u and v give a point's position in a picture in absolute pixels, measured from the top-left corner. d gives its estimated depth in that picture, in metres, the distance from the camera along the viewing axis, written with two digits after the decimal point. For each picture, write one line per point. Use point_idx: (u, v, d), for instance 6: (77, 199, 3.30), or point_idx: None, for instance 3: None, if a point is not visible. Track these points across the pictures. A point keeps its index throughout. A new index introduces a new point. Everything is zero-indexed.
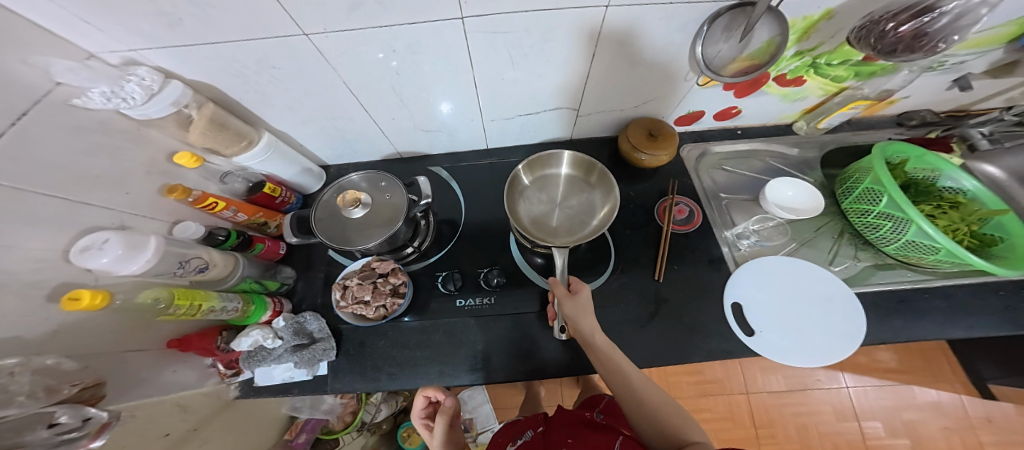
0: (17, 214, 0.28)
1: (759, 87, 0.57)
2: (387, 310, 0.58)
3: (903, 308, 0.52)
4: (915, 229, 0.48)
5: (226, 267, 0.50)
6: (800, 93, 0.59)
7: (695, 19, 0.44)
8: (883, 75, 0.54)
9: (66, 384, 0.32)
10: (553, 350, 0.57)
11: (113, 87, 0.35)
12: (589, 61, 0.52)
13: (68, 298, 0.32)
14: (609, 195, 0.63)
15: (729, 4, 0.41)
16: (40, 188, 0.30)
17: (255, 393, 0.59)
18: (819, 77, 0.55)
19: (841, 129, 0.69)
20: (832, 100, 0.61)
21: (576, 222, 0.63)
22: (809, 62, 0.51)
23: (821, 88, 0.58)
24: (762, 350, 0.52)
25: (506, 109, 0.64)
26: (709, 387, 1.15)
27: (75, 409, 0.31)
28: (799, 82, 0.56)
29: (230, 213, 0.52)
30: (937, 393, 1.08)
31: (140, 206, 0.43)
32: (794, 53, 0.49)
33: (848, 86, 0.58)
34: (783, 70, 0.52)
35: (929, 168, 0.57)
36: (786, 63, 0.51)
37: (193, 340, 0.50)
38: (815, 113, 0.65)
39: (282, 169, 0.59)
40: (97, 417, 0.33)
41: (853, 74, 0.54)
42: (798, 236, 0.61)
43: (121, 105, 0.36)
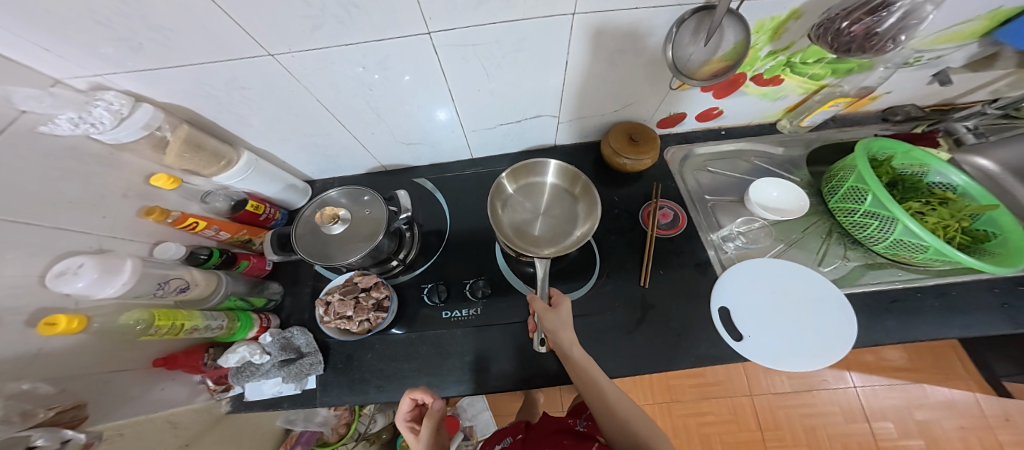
0: None
1: (738, 88, 0.56)
2: (372, 324, 0.58)
3: (897, 308, 0.51)
4: (902, 228, 0.46)
5: (208, 286, 0.51)
6: (780, 92, 0.58)
7: (661, 24, 0.44)
8: (860, 71, 0.53)
9: (43, 408, 0.33)
10: (539, 360, 0.56)
11: (80, 113, 0.36)
12: (561, 68, 0.52)
13: (45, 322, 0.32)
14: (593, 208, 0.62)
15: (694, 7, 0.41)
16: (15, 215, 0.31)
17: (246, 408, 0.60)
18: (796, 76, 0.54)
19: (826, 126, 0.68)
20: (812, 97, 0.60)
21: (559, 232, 0.63)
22: (784, 61, 0.50)
23: (800, 86, 0.57)
24: (751, 356, 0.51)
25: (484, 119, 0.64)
26: (712, 390, 1.13)
27: (53, 432, 0.32)
28: (777, 81, 0.55)
29: (212, 232, 0.53)
30: (950, 391, 1.04)
31: (117, 228, 0.43)
32: (768, 52, 0.48)
33: (826, 84, 0.56)
34: (758, 70, 0.52)
35: (917, 164, 0.56)
36: (760, 63, 0.50)
37: (179, 358, 0.51)
38: (797, 112, 0.64)
39: (264, 187, 0.60)
40: (76, 438, 0.34)
41: (830, 72, 0.53)
42: (785, 237, 0.60)
43: (90, 130, 0.37)
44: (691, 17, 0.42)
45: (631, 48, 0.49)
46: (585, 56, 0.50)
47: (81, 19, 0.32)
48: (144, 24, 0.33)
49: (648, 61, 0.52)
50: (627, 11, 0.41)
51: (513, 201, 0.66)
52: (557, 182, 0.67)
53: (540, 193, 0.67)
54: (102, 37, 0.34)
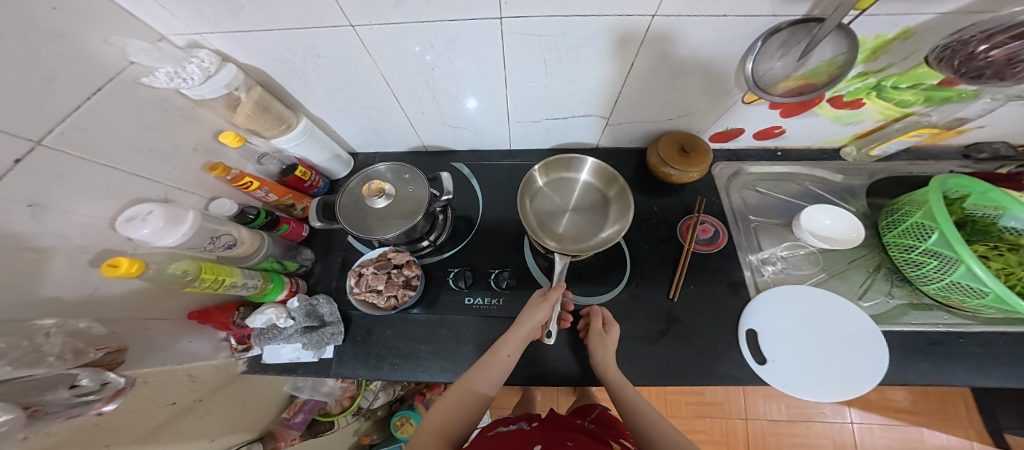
0: (58, 178, 0.29)
1: (812, 107, 0.55)
2: (398, 301, 0.58)
3: (932, 351, 0.51)
4: (964, 270, 0.46)
5: (252, 245, 0.51)
6: (855, 116, 0.58)
7: (748, 35, 0.43)
8: (958, 101, 0.52)
9: (93, 348, 0.33)
10: (562, 360, 0.56)
11: (177, 68, 0.38)
12: (626, 72, 0.52)
13: (108, 264, 0.33)
14: (623, 197, 0.62)
15: (791, 19, 0.40)
16: (89, 155, 0.32)
17: (261, 370, 0.60)
18: (882, 100, 0.53)
19: (898, 157, 0.67)
20: (891, 125, 0.59)
21: (589, 227, 0.62)
22: (873, 84, 0.50)
23: (881, 112, 0.56)
24: (772, 380, 0.51)
25: (539, 113, 0.63)
26: (709, 409, 1.14)
27: (97, 373, 0.32)
28: (857, 104, 0.54)
29: (263, 193, 0.52)
30: (948, 438, 1.05)
31: (184, 182, 0.44)
32: (857, 74, 0.48)
33: (913, 112, 0.56)
34: (840, 91, 0.51)
35: (991, 206, 0.54)
36: (845, 84, 0.49)
37: (213, 313, 0.51)
38: (869, 139, 0.64)
39: (314, 154, 0.60)
40: (115, 383, 0.33)
41: (923, 98, 0.52)
42: (829, 267, 0.60)
43: (181, 85, 0.38)
44: (782, 31, 0.41)
45: (695, 57, 0.47)
46: (654, 62, 0.49)
47: None
48: None
49: (710, 74, 0.51)
50: (716, 18, 0.40)
51: (539, 198, 0.65)
52: (583, 178, 0.66)
53: (563, 189, 0.66)
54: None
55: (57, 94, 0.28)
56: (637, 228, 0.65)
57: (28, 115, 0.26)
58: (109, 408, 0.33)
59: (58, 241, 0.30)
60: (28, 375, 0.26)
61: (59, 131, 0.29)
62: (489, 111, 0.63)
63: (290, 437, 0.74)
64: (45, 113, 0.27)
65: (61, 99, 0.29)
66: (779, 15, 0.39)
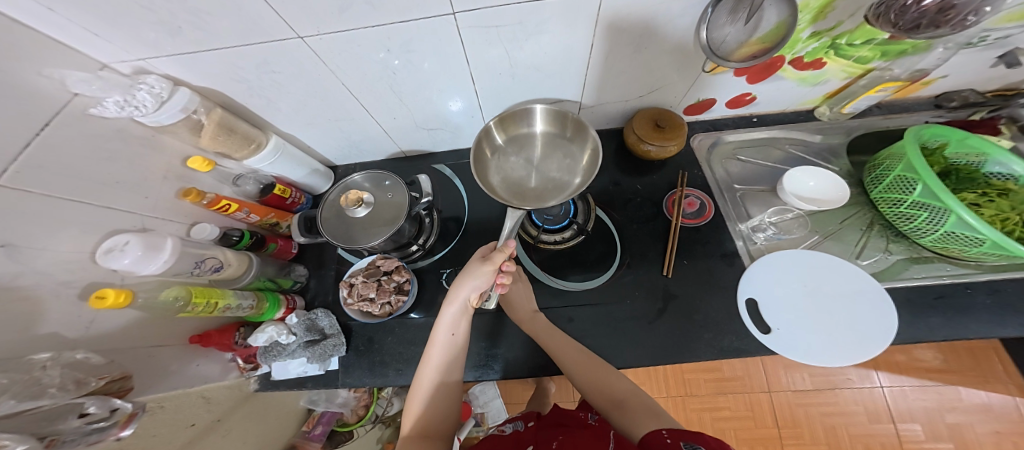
0: (28, 219, 0.31)
1: (775, 72, 0.55)
2: (393, 307, 0.59)
3: (942, 305, 0.49)
4: (954, 220, 0.45)
5: (240, 266, 0.54)
6: (820, 76, 0.58)
7: (697, 3, 0.42)
8: (915, 53, 0.51)
9: (93, 377, 0.34)
10: None
11: (125, 96, 0.40)
12: (590, 51, 0.51)
13: (95, 296, 0.35)
14: (585, 137, 0.58)
15: None
16: (48, 192, 0.33)
17: (271, 388, 0.61)
18: (842, 59, 0.53)
19: (870, 113, 0.67)
20: (857, 82, 0.58)
21: (559, 180, 0.58)
22: (829, 42, 0.50)
23: (843, 70, 0.56)
24: (779, 349, 0.49)
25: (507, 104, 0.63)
26: (731, 385, 1.11)
27: (105, 401, 0.33)
28: (818, 64, 0.54)
29: (243, 214, 0.56)
30: (987, 395, 0.99)
31: (160, 209, 0.47)
32: (811, 34, 0.48)
33: (874, 67, 0.55)
34: (799, 52, 0.51)
35: (973, 153, 0.54)
36: (801, 45, 0.50)
37: (213, 335, 0.53)
38: (839, 97, 0.63)
39: (291, 170, 0.63)
40: (124, 408, 0.35)
41: (879, 54, 0.52)
42: (820, 228, 0.58)
43: (134, 113, 0.41)
44: None
45: (650, 30, 0.47)
46: (609, 38, 0.48)
47: (125, 3, 0.34)
48: (183, 7, 0.35)
49: (675, 46, 0.50)
50: None
51: (500, 162, 0.61)
52: (541, 129, 0.61)
53: (522, 144, 0.62)
54: (144, 21, 0.36)
55: (7, 133, 0.30)
56: (625, 209, 0.64)
57: None
58: (126, 433, 0.35)
59: (42, 278, 0.33)
60: (36, 406, 0.28)
61: (13, 170, 0.30)
62: (455, 111, 0.63)
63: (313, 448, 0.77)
64: (3, 151, 0.29)
65: (12, 138, 0.30)
66: None
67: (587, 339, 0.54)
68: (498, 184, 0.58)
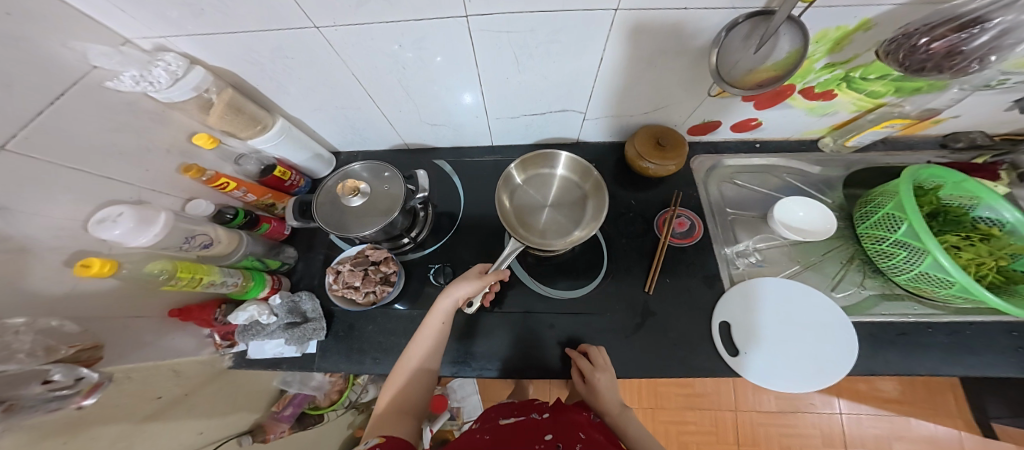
0: (24, 178, 0.30)
1: (785, 99, 0.57)
2: (376, 297, 0.58)
3: (902, 341, 0.51)
4: (930, 261, 0.47)
5: (230, 244, 0.53)
6: (829, 108, 0.60)
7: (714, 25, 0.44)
8: (929, 92, 0.53)
9: (65, 345, 0.34)
10: (534, 351, 0.55)
11: (142, 71, 0.39)
12: (601, 62, 0.51)
13: (80, 264, 0.34)
14: (599, 207, 0.60)
15: (748, 12, 0.41)
16: (49, 157, 0.32)
17: (248, 365, 0.60)
18: (854, 92, 0.55)
19: (874, 148, 0.69)
20: (865, 117, 0.61)
21: (562, 228, 0.61)
22: (842, 75, 0.52)
23: (853, 103, 0.58)
24: (744, 373, 0.51)
25: (514, 109, 0.64)
26: (699, 401, 1.14)
27: (70, 369, 0.32)
28: (828, 95, 0.56)
29: (240, 193, 0.55)
30: (936, 427, 1.05)
31: (160, 183, 0.47)
32: (824, 65, 0.50)
33: (885, 102, 0.57)
34: (810, 83, 0.53)
35: (967, 196, 0.56)
36: (814, 75, 0.51)
37: (193, 310, 0.53)
38: (844, 130, 0.66)
39: (292, 154, 0.62)
40: (89, 378, 0.34)
41: (892, 90, 0.54)
42: (803, 258, 0.60)
43: (148, 89, 0.39)
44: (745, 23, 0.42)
45: (666, 46, 0.47)
46: (625, 53, 0.49)
47: None
48: None
49: (692, 63, 0.51)
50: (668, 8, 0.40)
51: (519, 189, 0.64)
52: (574, 177, 0.64)
53: (552, 180, 0.65)
54: (167, 1, 0.35)
55: (17, 95, 0.29)
56: (615, 223, 0.65)
57: None
58: (89, 402, 0.34)
59: (31, 242, 0.32)
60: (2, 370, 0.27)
61: (23, 135, 0.30)
62: (466, 107, 0.62)
63: (280, 430, 0.71)
64: (13, 115, 0.29)
65: (20, 98, 0.29)
66: (737, 7, 0.41)
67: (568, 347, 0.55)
68: (510, 209, 0.61)
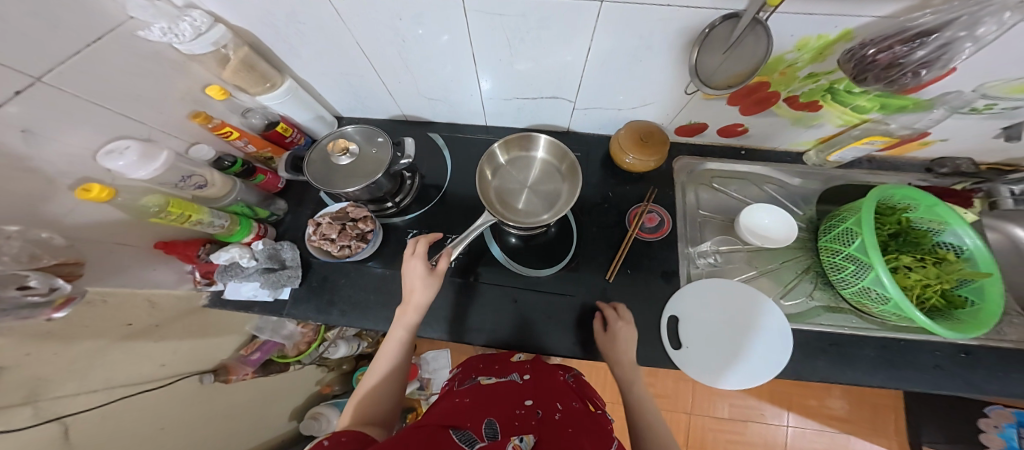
0: (53, 107, 0.35)
1: (770, 106, 0.58)
2: (350, 251, 0.63)
3: (831, 351, 0.55)
4: (872, 276, 0.49)
5: (223, 188, 0.59)
6: (816, 119, 0.60)
7: (694, 26, 0.44)
8: (914, 111, 0.54)
9: (46, 256, 0.38)
10: (491, 318, 0.60)
11: (170, 24, 0.43)
12: (587, 52, 0.52)
13: (81, 188, 0.40)
14: (572, 195, 0.63)
15: (723, 14, 0.41)
16: (76, 91, 0.37)
17: (220, 305, 0.67)
18: (839, 105, 0.55)
19: (858, 165, 0.70)
20: (851, 130, 0.61)
21: (534, 210, 0.64)
22: (826, 86, 0.52)
23: (840, 116, 0.58)
24: (681, 364, 0.55)
25: (513, 94, 0.66)
26: (657, 401, 1.19)
27: (48, 278, 0.36)
28: (814, 107, 0.57)
29: (242, 143, 0.62)
30: (871, 445, 1.09)
31: (169, 126, 0.52)
32: (807, 74, 0.50)
33: (870, 118, 0.58)
34: (795, 91, 0.54)
35: (937, 220, 0.58)
36: (798, 83, 0.52)
37: (177, 245, 0.58)
38: (829, 144, 0.66)
39: (297, 113, 0.66)
40: (62, 289, 0.38)
41: (878, 105, 0.53)
42: (761, 264, 0.63)
43: (174, 40, 0.44)
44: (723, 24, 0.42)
45: (650, 41, 0.48)
46: (609, 46, 0.50)
47: None
48: None
49: (677, 61, 0.51)
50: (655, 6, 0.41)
51: (502, 170, 0.68)
52: (557, 164, 0.67)
53: (535, 164, 0.68)
54: None
55: (60, 34, 0.34)
56: (590, 212, 0.68)
57: (36, 56, 0.32)
58: (57, 316, 0.38)
59: (46, 164, 0.37)
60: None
61: (57, 70, 0.34)
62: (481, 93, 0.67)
63: (243, 372, 0.74)
64: (52, 54, 0.33)
65: (59, 39, 0.34)
66: (718, 8, 0.40)
67: (522, 321, 0.60)
68: (491, 187, 0.65)
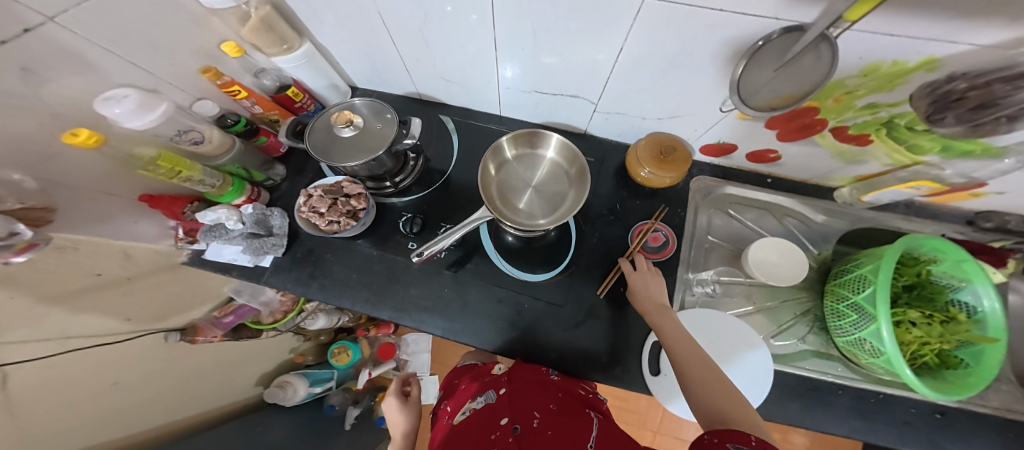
0: (56, 49, 0.34)
1: (812, 134, 0.54)
2: (337, 227, 0.62)
3: (809, 396, 0.53)
4: (873, 328, 0.46)
5: (220, 147, 0.59)
6: (860, 155, 0.56)
7: (748, 36, 0.40)
8: (977, 158, 0.47)
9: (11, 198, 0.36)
10: (474, 314, 0.60)
11: None
12: (622, 54, 0.49)
13: (68, 132, 0.39)
14: (575, 203, 0.60)
15: (784, 26, 0.36)
16: (85, 34, 0.36)
17: (199, 265, 0.68)
18: (893, 141, 0.50)
19: (893, 208, 0.65)
20: (897, 172, 0.57)
21: (533, 212, 0.62)
22: (883, 120, 0.47)
23: (888, 155, 0.54)
24: (654, 391, 0.53)
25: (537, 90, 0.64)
26: (627, 416, 1.21)
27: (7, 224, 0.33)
28: (862, 141, 0.52)
29: (249, 103, 0.61)
30: None
31: (177, 76, 0.51)
32: (866, 104, 0.45)
33: (925, 161, 0.52)
34: (846, 121, 0.49)
35: (959, 277, 0.54)
36: (851, 113, 0.47)
37: (162, 200, 0.58)
38: (867, 183, 0.61)
39: (309, 79, 0.65)
40: (20, 236, 0.35)
41: (938, 148, 0.47)
42: (760, 301, 0.60)
43: None
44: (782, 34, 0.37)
45: (693, 49, 0.44)
46: (647, 50, 0.47)
47: None
48: None
49: (717, 74, 0.48)
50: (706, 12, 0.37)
51: (506, 165, 0.66)
52: (566, 167, 0.64)
53: (543, 163, 0.66)
54: None
55: None
56: (593, 222, 0.65)
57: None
58: (16, 260, 0.35)
59: (42, 105, 0.36)
60: None
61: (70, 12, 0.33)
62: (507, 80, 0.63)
63: (212, 334, 0.74)
64: None
65: None
66: (779, 17, 0.35)
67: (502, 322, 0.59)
68: (492, 181, 0.63)
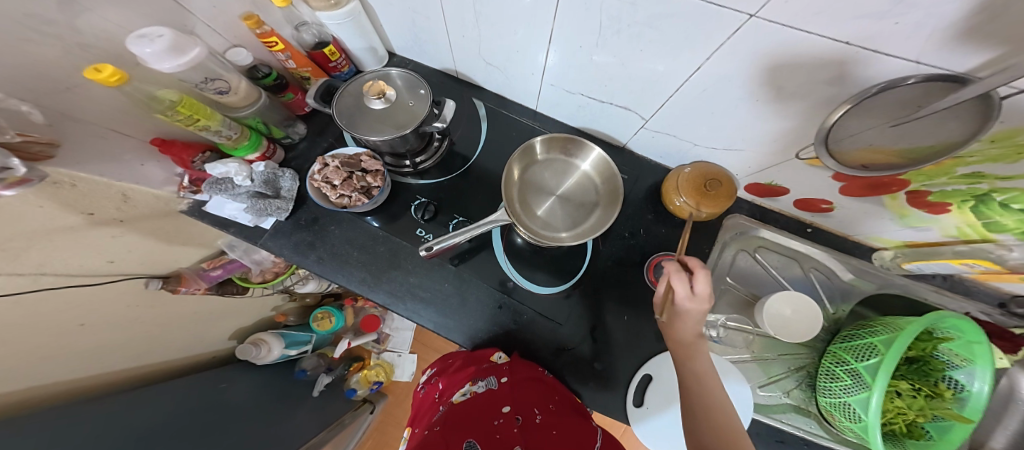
0: None
1: (884, 194, 0.48)
2: (347, 202, 0.63)
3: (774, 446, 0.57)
4: (862, 396, 0.47)
5: (245, 99, 0.57)
6: (927, 221, 0.49)
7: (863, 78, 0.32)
8: None
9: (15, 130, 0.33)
10: (474, 309, 0.63)
11: None
12: (693, 72, 0.42)
13: (92, 67, 0.37)
14: (600, 223, 0.59)
15: (921, 77, 0.28)
16: None
17: (197, 216, 0.68)
18: (974, 215, 0.44)
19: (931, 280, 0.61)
20: (956, 244, 0.51)
21: (554, 223, 0.61)
22: (979, 193, 0.40)
23: (957, 225, 0.47)
24: (633, 420, 0.57)
25: (580, 94, 0.58)
26: None
27: None
28: (936, 208, 0.46)
29: (284, 57, 0.57)
30: None
31: (199, 14, 0.47)
32: (966, 173, 0.38)
33: (997, 239, 0.45)
34: (931, 187, 0.43)
35: (964, 355, 0.48)
36: (944, 179, 0.40)
37: (174, 147, 0.56)
38: (919, 249, 0.55)
39: (351, 39, 0.60)
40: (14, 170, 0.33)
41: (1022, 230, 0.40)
42: (758, 350, 0.63)
43: None
44: (913, 85, 0.29)
45: (781, 82, 0.37)
46: (722, 76, 0.40)
47: None
48: None
49: (804, 112, 0.40)
50: (811, 41, 0.30)
51: (531, 165, 0.63)
52: (596, 181, 0.62)
53: (573, 172, 0.63)
54: None
55: None
56: (609, 242, 0.65)
57: None
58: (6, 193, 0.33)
59: (69, 33, 0.34)
60: None
61: None
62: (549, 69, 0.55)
63: (195, 286, 0.74)
64: None
65: None
66: (924, 63, 0.27)
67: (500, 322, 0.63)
68: (516, 182, 0.61)
